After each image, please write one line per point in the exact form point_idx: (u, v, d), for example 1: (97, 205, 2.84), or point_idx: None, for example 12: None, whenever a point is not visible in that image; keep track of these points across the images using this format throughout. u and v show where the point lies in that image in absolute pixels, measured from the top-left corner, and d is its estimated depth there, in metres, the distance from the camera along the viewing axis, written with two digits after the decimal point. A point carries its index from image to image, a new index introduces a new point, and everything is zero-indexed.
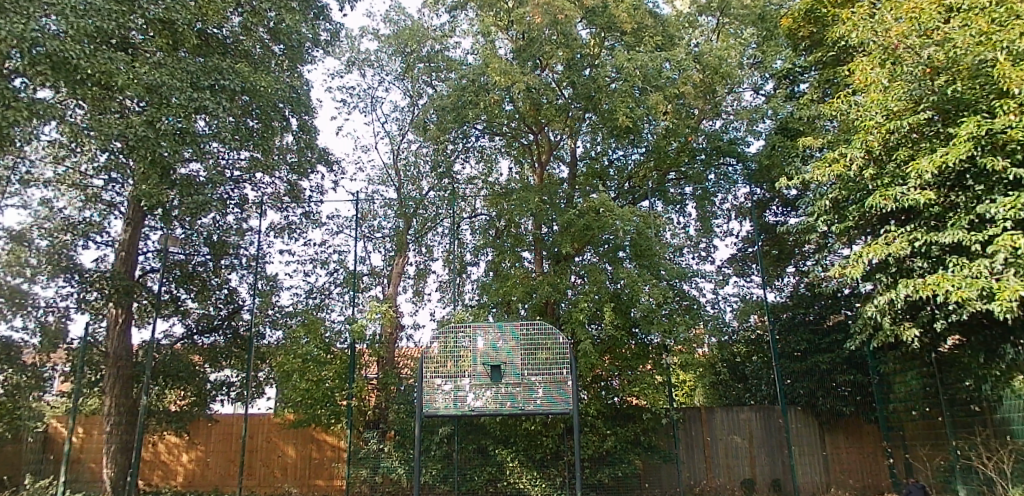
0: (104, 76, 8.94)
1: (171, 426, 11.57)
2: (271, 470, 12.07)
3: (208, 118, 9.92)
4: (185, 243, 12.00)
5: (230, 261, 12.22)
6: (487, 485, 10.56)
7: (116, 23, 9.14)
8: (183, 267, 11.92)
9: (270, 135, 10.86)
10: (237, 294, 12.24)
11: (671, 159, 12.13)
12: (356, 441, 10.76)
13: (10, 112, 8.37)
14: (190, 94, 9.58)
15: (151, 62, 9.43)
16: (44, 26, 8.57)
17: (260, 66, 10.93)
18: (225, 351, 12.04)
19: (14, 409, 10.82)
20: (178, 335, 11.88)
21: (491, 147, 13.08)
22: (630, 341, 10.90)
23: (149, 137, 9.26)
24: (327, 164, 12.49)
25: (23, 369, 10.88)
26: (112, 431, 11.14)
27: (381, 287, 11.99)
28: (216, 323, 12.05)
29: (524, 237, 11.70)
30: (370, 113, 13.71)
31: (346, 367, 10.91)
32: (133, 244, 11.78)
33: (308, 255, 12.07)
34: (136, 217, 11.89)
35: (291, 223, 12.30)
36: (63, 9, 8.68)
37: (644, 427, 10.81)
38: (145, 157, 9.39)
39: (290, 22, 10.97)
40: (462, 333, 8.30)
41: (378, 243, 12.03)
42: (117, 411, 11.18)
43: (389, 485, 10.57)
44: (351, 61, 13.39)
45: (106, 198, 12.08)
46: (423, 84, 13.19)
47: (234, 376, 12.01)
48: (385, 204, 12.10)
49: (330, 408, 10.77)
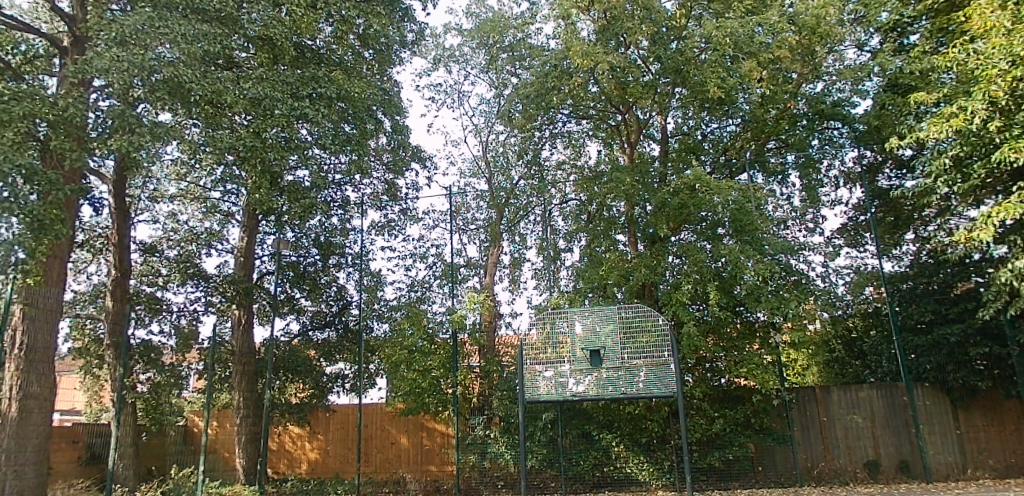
0: (214, 95, 9.52)
1: (293, 416, 12.61)
2: (386, 456, 12.80)
3: (310, 126, 10.49)
4: (296, 245, 12.78)
5: (337, 260, 12.99)
6: (594, 469, 10.64)
7: (222, 44, 9.69)
8: (295, 268, 12.71)
9: (365, 137, 11.30)
10: (345, 291, 12.99)
11: (771, 126, 11.51)
12: (463, 428, 11.11)
13: (134, 136, 8.89)
14: (291, 104, 10.16)
15: (254, 78, 10.01)
16: (160, 55, 9.14)
17: (353, 73, 11.35)
18: (338, 346, 12.82)
19: (157, 405, 12.06)
20: (294, 332, 12.78)
21: (578, 131, 12.94)
22: (736, 319, 10.53)
23: (257, 147, 9.78)
24: (421, 161, 12.91)
25: (163, 369, 12.08)
26: (241, 423, 11.93)
27: (478, 277, 12.61)
28: (329, 319, 12.91)
29: (616, 220, 11.45)
30: (458, 108, 13.96)
31: (450, 356, 11.27)
32: (249, 250, 12.61)
33: (409, 250, 12.58)
34: (251, 223, 12.68)
35: (391, 221, 12.85)
36: (176, 37, 9.10)
37: (756, 408, 10.43)
38: (256, 167, 9.88)
39: (379, 26, 11.29)
40: (559, 318, 8.26)
41: (472, 235, 12.86)
42: (245, 404, 12.01)
43: (498, 470, 10.90)
44: (438, 59, 13.66)
45: (224, 208, 13.27)
46: (507, 74, 13.25)
47: (347, 369, 12.85)
48: (478, 197, 12.92)
49: (437, 396, 11.15)
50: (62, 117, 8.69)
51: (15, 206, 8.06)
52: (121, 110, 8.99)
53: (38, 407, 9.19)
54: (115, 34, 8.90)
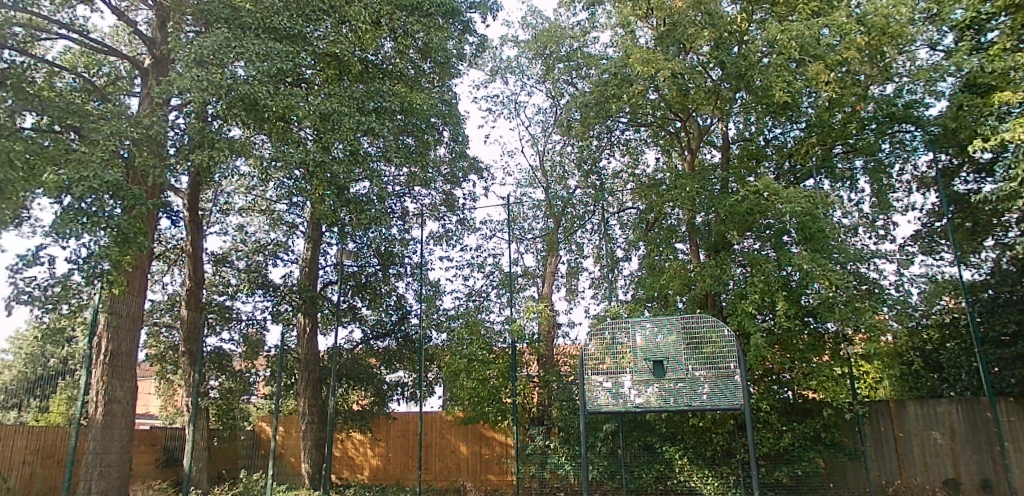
0: (286, 110, 9.71)
1: (355, 424, 13.02)
2: (447, 464, 13.11)
3: (372, 139, 10.72)
4: (357, 255, 13.09)
5: (397, 270, 13.26)
6: (656, 482, 10.45)
7: (292, 62, 9.98)
8: (356, 277, 13.04)
9: (425, 148, 11.53)
10: (405, 300, 13.26)
11: (838, 131, 10.98)
12: (523, 437, 11.13)
13: (214, 151, 9.33)
14: (358, 118, 10.40)
15: (323, 94, 10.36)
16: (234, 73, 9.54)
17: (414, 86, 11.60)
18: (398, 354, 13.14)
19: (229, 411, 12.66)
20: (357, 339, 13.18)
21: (636, 139, 13.04)
22: (804, 331, 10.22)
23: (322, 160, 10.00)
24: (479, 172, 13.10)
25: (233, 375, 12.63)
26: (307, 429, 12.27)
27: (536, 286, 12.80)
28: (389, 328, 13.16)
29: (677, 229, 11.53)
30: (515, 119, 14.08)
31: (509, 365, 11.29)
32: (314, 260, 13.02)
33: (466, 259, 12.78)
34: (316, 235, 13.10)
35: (449, 230, 13.06)
36: (250, 55, 9.51)
37: (825, 422, 10.11)
38: (322, 180, 10.13)
39: (439, 40, 11.52)
40: (619, 328, 8.19)
41: (529, 244, 13.02)
42: (311, 409, 12.35)
43: (558, 481, 10.79)
44: (495, 71, 13.98)
45: (289, 219, 13.62)
46: (563, 83, 13.25)
47: (406, 377, 13.19)
48: (534, 206, 13.19)
49: (496, 405, 11.21)
50: (146, 135, 9.17)
51: (102, 220, 8.55)
52: (200, 127, 9.42)
53: (121, 411, 9.68)
54: (195, 56, 9.31)
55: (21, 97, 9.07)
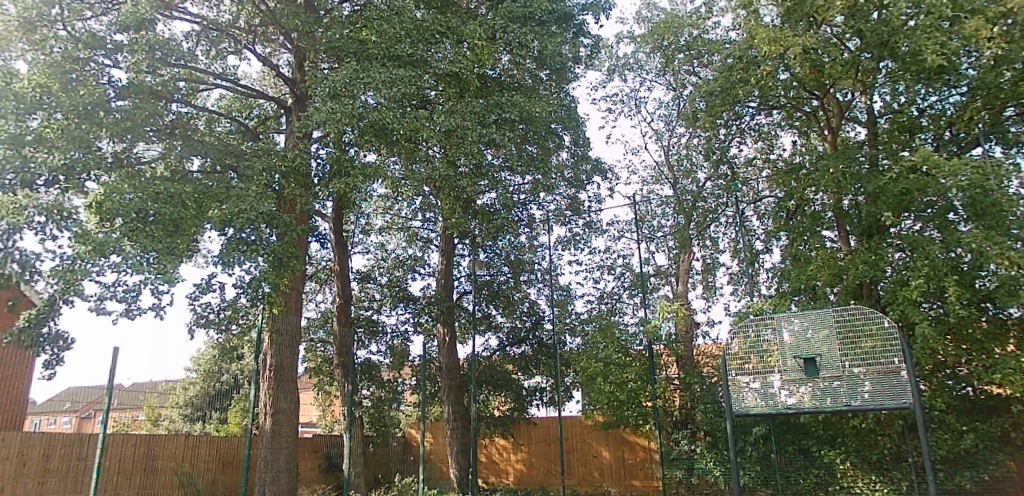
0: (412, 132, 10.15)
1: (497, 429, 13.42)
2: (589, 469, 13.10)
3: (495, 150, 10.91)
4: (489, 264, 13.56)
5: (528, 276, 13.58)
6: (816, 489, 9.75)
7: (415, 85, 10.38)
8: (489, 286, 13.46)
9: (547, 155, 11.60)
10: (537, 306, 13.54)
11: (1008, 93, 9.57)
12: (667, 442, 10.92)
13: (350, 178, 9.95)
14: (479, 130, 10.43)
15: (444, 111, 10.43)
16: (364, 102, 10.12)
17: (533, 94, 11.72)
18: (534, 359, 13.32)
19: (381, 418, 13.59)
20: (493, 347, 13.50)
21: (768, 123, 12.40)
22: (980, 317, 9.20)
23: (450, 175, 10.23)
24: (603, 174, 13.01)
25: (383, 384, 13.57)
26: (452, 434, 12.66)
27: (670, 285, 12.83)
28: (523, 334, 13.42)
29: (822, 216, 10.74)
30: (635, 116, 13.90)
31: (646, 368, 11.12)
32: (448, 272, 13.45)
33: (595, 262, 12.99)
34: (449, 248, 13.55)
35: (576, 234, 13.12)
36: (378, 83, 10.03)
37: (1015, 420, 8.96)
38: (449, 194, 10.44)
39: (554, 45, 11.55)
40: (764, 325, 7.75)
41: (660, 243, 12.90)
42: (455, 416, 12.71)
43: (707, 486, 10.52)
44: (612, 69, 13.81)
45: (423, 234, 14.38)
46: (685, 74, 12.97)
47: (543, 382, 13.15)
48: (663, 204, 12.88)
49: (637, 409, 10.98)
50: (292, 167, 10.06)
51: (260, 247, 9.40)
52: (338, 155, 10.08)
53: (287, 420, 10.54)
54: (332, 91, 10.09)
55: (188, 143, 10.24)
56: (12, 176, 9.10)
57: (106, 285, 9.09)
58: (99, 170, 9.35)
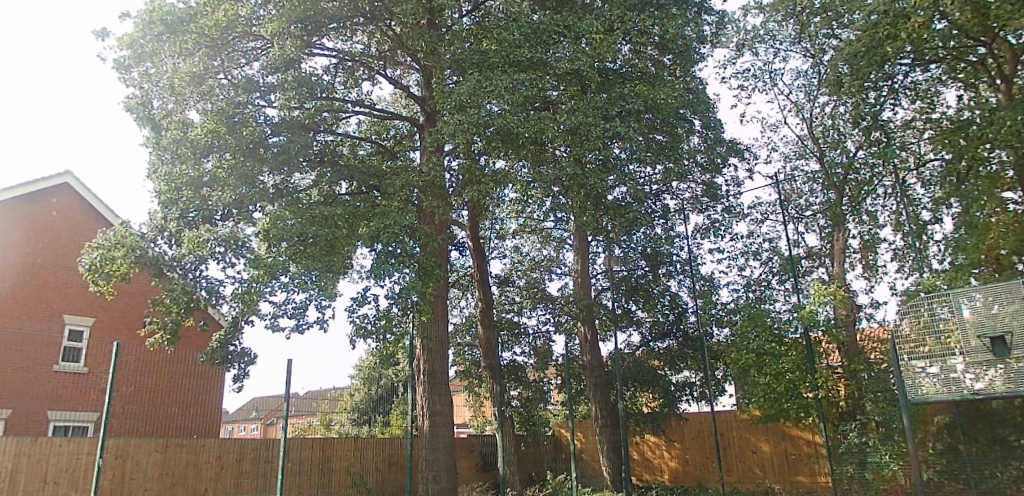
0: (536, 134, 10.17)
1: (649, 425, 13.55)
2: (750, 464, 12.68)
3: (622, 144, 10.65)
4: (625, 260, 13.65)
5: (667, 269, 13.45)
6: (1016, 482, 8.83)
7: (537, 87, 10.44)
8: (627, 281, 13.52)
9: (678, 142, 11.28)
10: (679, 298, 13.43)
11: None
12: (835, 435, 10.39)
13: (482, 185, 10.26)
14: (603, 126, 10.37)
15: (568, 110, 10.50)
16: (489, 110, 10.20)
17: (657, 81, 11.45)
18: (680, 353, 13.44)
19: (530, 416, 14.37)
20: (636, 343, 13.69)
21: (927, 79, 11.24)
22: None
23: (578, 174, 10.22)
24: (739, 155, 12.48)
25: (530, 384, 14.43)
26: (602, 432, 12.74)
27: (824, 267, 12.31)
28: (666, 328, 13.51)
29: (1000, 176, 9.59)
30: (770, 91, 13.43)
31: (804, 357, 10.52)
32: (585, 271, 13.66)
33: (739, 249, 13.14)
34: (583, 246, 13.76)
35: (716, 222, 13.10)
36: (500, 91, 10.15)
37: None
38: (579, 193, 10.32)
39: (676, 28, 11.19)
40: (939, 302, 8.18)
41: (809, 222, 12.38)
42: (603, 413, 12.80)
43: (885, 482, 9.66)
44: (741, 45, 13.24)
45: (557, 235, 14.88)
46: (824, 38, 12.13)
47: (693, 377, 13.50)
48: (810, 180, 12.28)
49: (797, 401, 10.38)
50: (427, 181, 10.49)
51: (407, 258, 9.95)
52: (468, 165, 10.37)
53: (443, 421, 11.07)
54: (457, 102, 10.37)
55: (336, 169, 11.12)
56: (196, 213, 10.53)
57: (277, 304, 10.02)
58: (264, 200, 10.33)
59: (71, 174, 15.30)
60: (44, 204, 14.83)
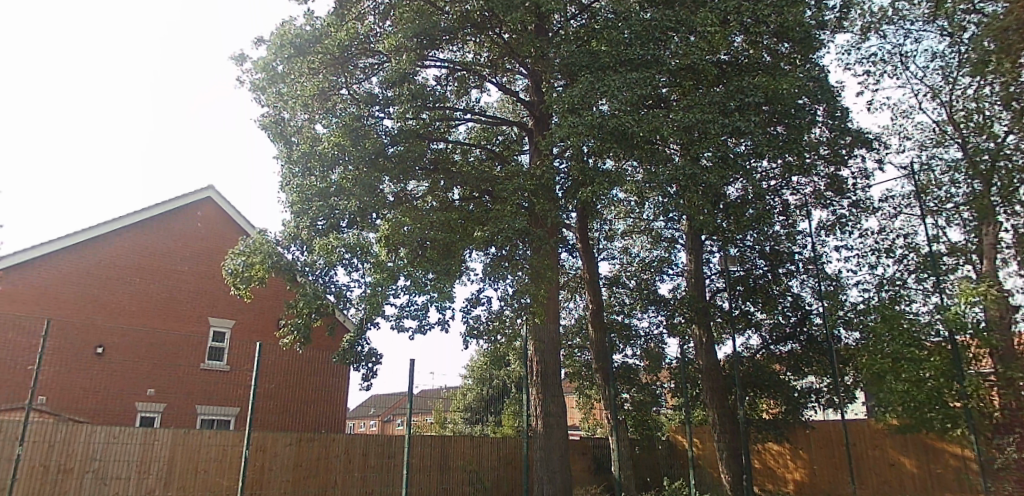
0: (651, 132, 9.95)
1: (771, 432, 13.40)
2: (886, 479, 11.95)
3: (740, 139, 10.30)
4: (742, 259, 13.11)
5: (788, 269, 12.80)
6: None
7: (649, 85, 10.22)
8: (744, 282, 13.00)
9: (800, 134, 10.66)
10: (802, 300, 12.78)
11: None
12: (989, 449, 9.53)
13: (595, 186, 10.05)
14: (722, 121, 10.07)
15: (682, 107, 10.27)
16: (599, 112, 10.22)
17: (775, 71, 10.97)
18: (805, 358, 12.86)
19: (644, 420, 14.57)
20: (756, 346, 13.38)
21: None
22: None
23: (695, 174, 9.89)
24: (869, 146, 11.66)
25: (642, 387, 14.61)
26: (721, 439, 12.68)
27: (972, 265, 11.42)
28: (789, 331, 12.89)
29: None
30: (901, 75, 12.52)
31: (951, 362, 9.72)
32: (698, 271, 13.84)
33: (869, 246, 12.32)
34: (696, 246, 13.89)
35: (842, 217, 12.38)
36: (612, 92, 10.08)
37: None
38: (696, 192, 9.93)
39: (795, 15, 10.68)
40: None
41: (951, 216, 11.61)
42: (722, 421, 12.78)
43: None
44: (867, 28, 12.48)
45: (667, 235, 14.52)
46: (964, 16, 11.17)
47: (817, 383, 13.00)
48: (950, 170, 11.69)
49: (941, 410, 9.76)
50: (539, 185, 10.61)
51: (520, 262, 10.09)
52: (581, 167, 10.32)
53: (557, 423, 11.07)
54: (568, 105, 10.32)
55: (449, 176, 11.47)
56: (324, 221, 11.13)
57: (400, 306, 10.49)
58: (383, 208, 10.89)
59: (213, 189, 16.79)
60: (190, 216, 16.27)
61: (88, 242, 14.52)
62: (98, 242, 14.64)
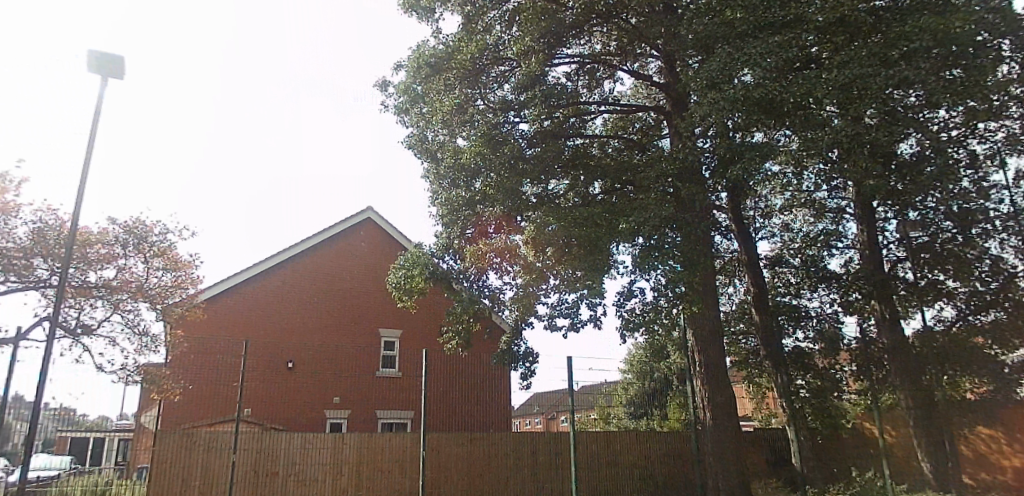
0: (804, 95, 9.25)
1: (976, 416, 12.18)
2: None
3: (908, 89, 9.18)
4: (924, 224, 12.00)
5: (982, 229, 11.46)
6: None
7: (795, 47, 9.46)
8: (929, 249, 11.98)
9: (985, 73, 9.21)
10: (1003, 263, 11.38)
11: None
12: None
13: (744, 162, 9.48)
14: (884, 73, 9.03)
15: (836, 64, 9.38)
16: (740, 83, 9.56)
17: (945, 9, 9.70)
18: (1016, 328, 11.11)
19: (825, 408, 13.53)
20: (950, 318, 11.93)
21: None
22: None
23: (862, 133, 8.89)
24: None
25: (820, 373, 13.64)
26: (916, 425, 11.39)
27: None
28: (991, 298, 11.36)
29: None
30: None
31: None
32: (873, 241, 12.65)
33: None
34: (867, 214, 12.82)
35: None
36: (752, 60, 9.46)
37: None
38: (862, 155, 9.11)
39: None
40: None
41: None
42: (914, 402, 11.46)
43: None
44: None
45: (832, 205, 13.26)
46: None
47: None
48: None
49: None
50: (683, 168, 10.21)
51: (669, 250, 9.66)
52: (725, 144, 9.67)
53: (726, 414, 10.54)
54: (708, 81, 9.80)
55: (589, 171, 11.42)
56: (473, 229, 12.01)
57: (553, 305, 10.69)
58: (527, 210, 11.09)
59: (372, 210, 18.00)
60: (355, 237, 17.56)
61: (272, 269, 16.18)
62: (280, 269, 16.27)
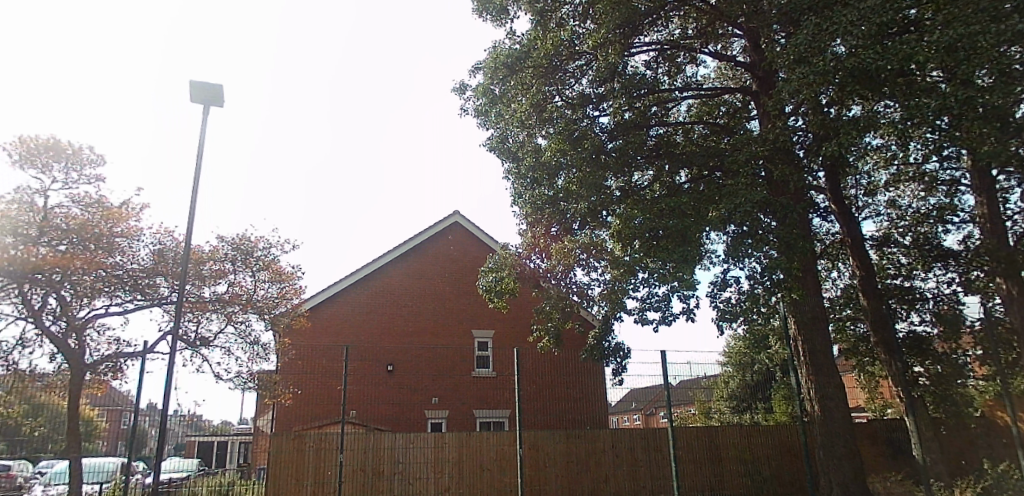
0: (905, 61, 8.57)
1: None
2: None
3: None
4: None
5: None
6: None
7: (893, 10, 8.75)
8: None
9: None
10: None
11: None
12: None
13: (841, 137, 8.98)
14: (996, 28, 8.26)
15: (939, 24, 8.69)
16: (835, 53, 9.02)
17: None
18: None
19: (947, 395, 12.52)
20: None
21: None
22: None
23: (973, 96, 8.22)
24: None
25: (940, 359, 12.69)
26: None
27: None
28: None
29: None
30: None
31: None
32: (994, 213, 11.67)
33: None
34: (986, 184, 11.75)
35: None
36: (845, 29, 8.91)
37: None
38: (976, 120, 8.32)
39: None
40: None
41: None
42: None
43: None
44: None
45: (945, 178, 12.38)
46: None
47: None
48: None
49: None
50: (775, 149, 9.74)
51: (764, 236, 9.26)
52: (820, 120, 9.35)
53: (836, 405, 9.96)
54: (794, 56, 9.41)
55: (675, 160, 11.11)
56: (558, 227, 11.86)
57: (642, 299, 10.44)
58: (613, 205, 10.81)
59: (459, 213, 18.31)
60: (444, 241, 17.93)
61: (369, 276, 16.79)
62: (376, 276, 16.87)
